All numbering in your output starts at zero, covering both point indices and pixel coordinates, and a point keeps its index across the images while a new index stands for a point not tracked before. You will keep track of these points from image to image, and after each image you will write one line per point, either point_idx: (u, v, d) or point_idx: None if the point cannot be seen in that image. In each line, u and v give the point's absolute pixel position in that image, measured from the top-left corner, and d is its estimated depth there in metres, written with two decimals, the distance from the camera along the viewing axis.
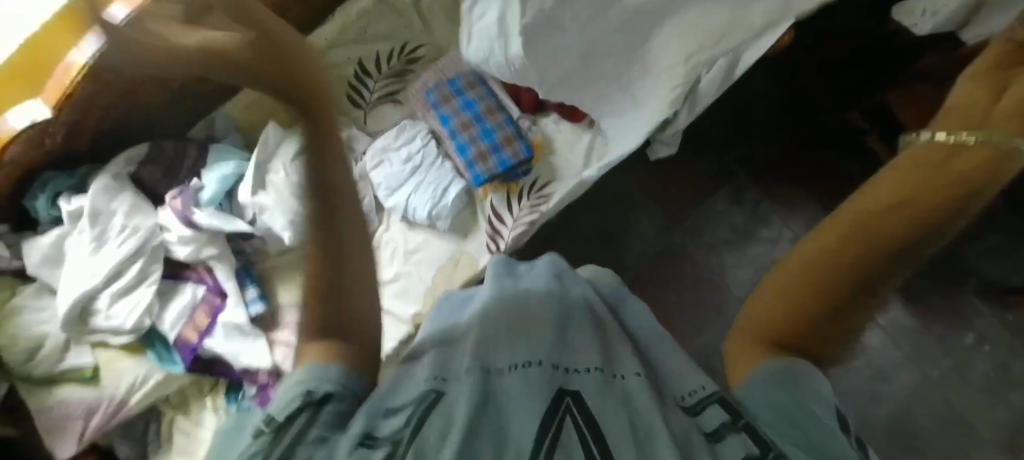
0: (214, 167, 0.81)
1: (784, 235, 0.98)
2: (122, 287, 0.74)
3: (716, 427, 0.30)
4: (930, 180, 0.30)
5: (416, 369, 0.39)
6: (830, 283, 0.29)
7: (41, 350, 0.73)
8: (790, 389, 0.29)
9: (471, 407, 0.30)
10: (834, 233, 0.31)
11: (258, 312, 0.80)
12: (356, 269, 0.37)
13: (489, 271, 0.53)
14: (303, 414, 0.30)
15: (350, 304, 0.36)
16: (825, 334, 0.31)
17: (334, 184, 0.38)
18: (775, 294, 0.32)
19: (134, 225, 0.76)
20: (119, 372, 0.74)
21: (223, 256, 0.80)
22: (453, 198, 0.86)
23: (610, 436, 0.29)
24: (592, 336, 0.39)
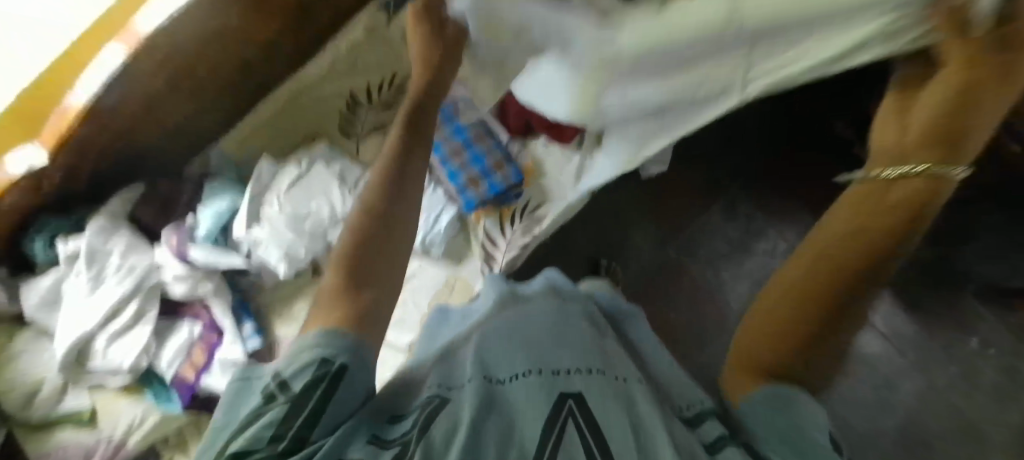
0: (209, 203, 0.80)
1: (778, 246, 1.15)
2: (119, 329, 0.74)
3: (713, 439, 0.40)
4: (873, 215, 0.42)
5: (432, 372, 0.49)
6: (818, 306, 0.41)
7: (36, 396, 0.73)
8: (785, 409, 0.38)
9: (474, 409, 0.39)
10: (806, 267, 0.43)
11: (255, 347, 0.82)
12: (382, 273, 0.47)
13: (492, 288, 0.65)
14: (321, 385, 0.38)
15: (375, 252, 0.47)
16: (810, 362, 0.41)
17: (393, 218, 0.49)
18: (772, 320, 0.43)
19: (130, 265, 0.76)
20: (116, 414, 0.75)
21: (219, 290, 0.81)
22: (445, 225, 0.88)
23: (605, 434, 0.37)
24: (584, 342, 0.50)
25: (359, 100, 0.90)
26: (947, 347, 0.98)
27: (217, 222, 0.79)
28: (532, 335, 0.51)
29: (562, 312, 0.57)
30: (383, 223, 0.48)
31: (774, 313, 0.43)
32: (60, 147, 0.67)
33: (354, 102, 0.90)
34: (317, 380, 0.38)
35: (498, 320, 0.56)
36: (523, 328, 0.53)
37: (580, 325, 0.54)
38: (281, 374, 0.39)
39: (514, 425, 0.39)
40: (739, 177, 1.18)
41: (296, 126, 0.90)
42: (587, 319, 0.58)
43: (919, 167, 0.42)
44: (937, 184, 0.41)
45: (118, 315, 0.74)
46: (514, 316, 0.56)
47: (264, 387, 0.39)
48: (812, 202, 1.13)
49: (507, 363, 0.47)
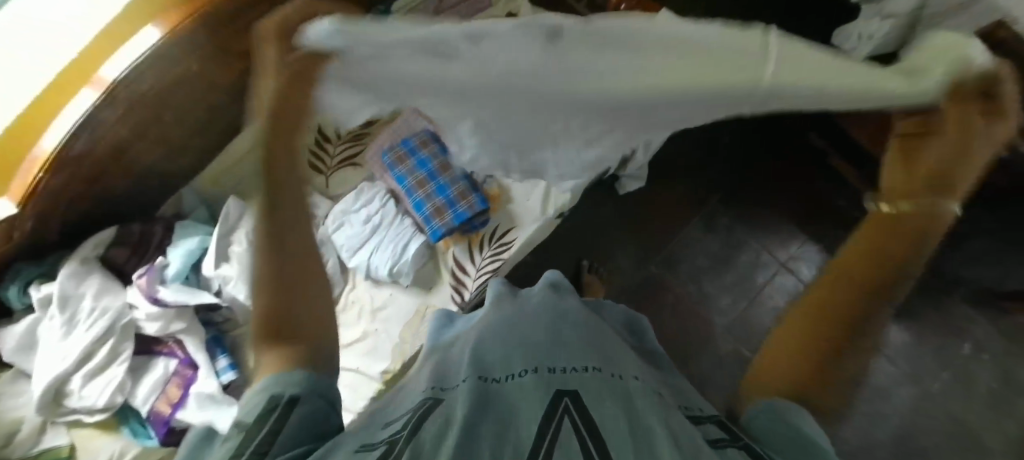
0: (180, 243, 0.83)
1: (761, 257, 1.16)
2: (94, 369, 0.77)
3: (717, 436, 0.32)
4: (882, 245, 0.33)
5: (416, 383, 0.46)
6: (823, 339, 0.33)
7: (16, 435, 0.75)
8: (779, 419, 0.32)
9: (469, 408, 0.34)
10: (830, 282, 0.35)
11: (230, 380, 0.83)
12: (311, 299, 0.43)
13: (495, 295, 0.64)
14: (274, 414, 0.35)
15: (297, 308, 0.41)
16: (828, 386, 0.34)
17: (293, 237, 0.43)
18: (785, 336, 0.35)
19: (103, 306, 0.78)
20: (95, 451, 0.77)
21: (191, 329, 0.83)
22: (413, 253, 0.88)
23: (607, 431, 0.32)
24: (587, 343, 0.46)
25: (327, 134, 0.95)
26: (939, 351, 1.05)
27: (185, 261, 0.81)
28: (526, 337, 0.47)
29: (558, 311, 0.53)
30: (291, 277, 0.42)
31: (788, 336, 0.35)
32: (30, 199, 0.69)
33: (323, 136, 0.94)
34: (269, 411, 0.35)
35: (493, 321, 0.52)
36: (521, 327, 0.49)
37: (581, 323, 0.51)
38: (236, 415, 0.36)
39: (510, 424, 0.34)
40: (717, 191, 1.18)
41: None
42: (588, 313, 0.55)
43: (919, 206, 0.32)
44: (933, 217, 0.32)
45: (92, 355, 0.77)
46: (502, 318, 0.53)
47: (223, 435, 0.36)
48: (792, 212, 1.15)
49: (503, 364, 0.43)
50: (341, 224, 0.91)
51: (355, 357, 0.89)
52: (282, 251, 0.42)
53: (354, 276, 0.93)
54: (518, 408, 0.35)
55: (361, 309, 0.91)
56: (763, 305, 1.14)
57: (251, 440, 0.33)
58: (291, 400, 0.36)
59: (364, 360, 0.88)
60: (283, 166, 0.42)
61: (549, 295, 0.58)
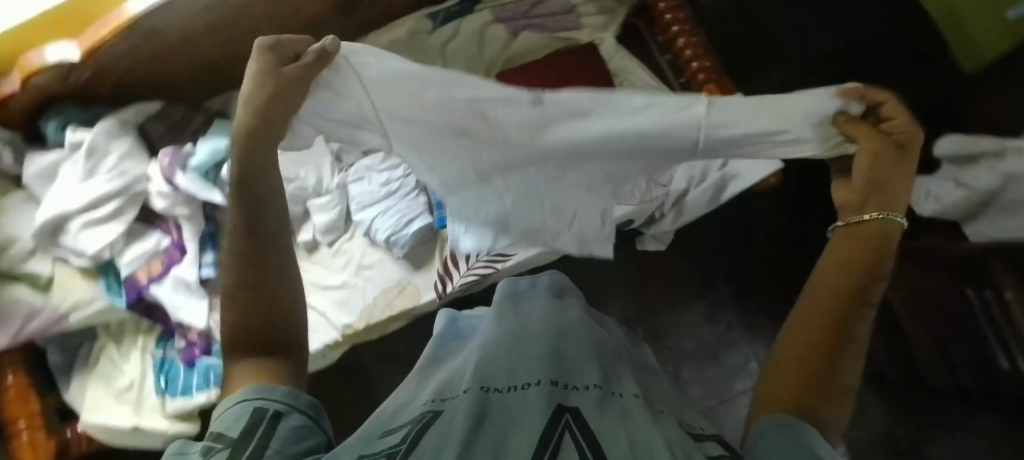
0: (212, 137, 0.86)
1: (746, 363, 1.12)
2: (95, 219, 0.81)
3: (718, 453, 0.34)
4: (861, 248, 0.43)
5: (422, 393, 0.47)
6: (824, 353, 0.39)
7: (8, 250, 0.81)
8: (790, 432, 0.34)
9: (469, 422, 0.36)
10: (820, 307, 0.41)
11: (209, 275, 0.88)
12: (282, 331, 0.46)
13: (497, 298, 0.64)
14: (261, 427, 0.37)
15: (271, 330, 0.45)
16: (821, 394, 0.38)
17: (273, 257, 0.47)
18: (788, 360, 0.40)
19: (123, 169, 0.83)
20: (70, 290, 0.82)
21: (194, 218, 0.87)
22: (414, 231, 0.89)
23: (607, 445, 0.33)
24: (592, 360, 0.47)
25: None
26: None
27: (207, 156, 0.84)
28: (531, 352, 0.48)
29: (560, 327, 0.54)
30: (270, 297, 0.46)
31: (788, 359, 0.40)
32: (94, 53, 0.77)
33: None
34: (255, 423, 0.37)
35: (501, 334, 0.53)
36: (523, 342, 0.50)
37: (586, 341, 0.52)
38: (215, 429, 0.37)
39: (507, 435, 0.36)
40: (731, 282, 1.15)
41: None
42: (588, 327, 0.56)
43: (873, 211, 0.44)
44: (886, 230, 0.44)
45: (97, 206, 0.82)
46: (510, 331, 0.53)
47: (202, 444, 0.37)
48: None
49: (506, 376, 0.44)
50: (361, 177, 0.93)
51: (326, 301, 0.92)
52: (258, 270, 0.46)
53: (355, 228, 0.96)
54: (519, 419, 0.36)
55: (349, 260, 0.94)
56: (731, 411, 1.10)
57: (241, 451, 0.35)
58: (276, 415, 0.38)
59: (334, 308, 0.92)
60: (270, 190, 0.49)
61: (550, 312, 0.57)
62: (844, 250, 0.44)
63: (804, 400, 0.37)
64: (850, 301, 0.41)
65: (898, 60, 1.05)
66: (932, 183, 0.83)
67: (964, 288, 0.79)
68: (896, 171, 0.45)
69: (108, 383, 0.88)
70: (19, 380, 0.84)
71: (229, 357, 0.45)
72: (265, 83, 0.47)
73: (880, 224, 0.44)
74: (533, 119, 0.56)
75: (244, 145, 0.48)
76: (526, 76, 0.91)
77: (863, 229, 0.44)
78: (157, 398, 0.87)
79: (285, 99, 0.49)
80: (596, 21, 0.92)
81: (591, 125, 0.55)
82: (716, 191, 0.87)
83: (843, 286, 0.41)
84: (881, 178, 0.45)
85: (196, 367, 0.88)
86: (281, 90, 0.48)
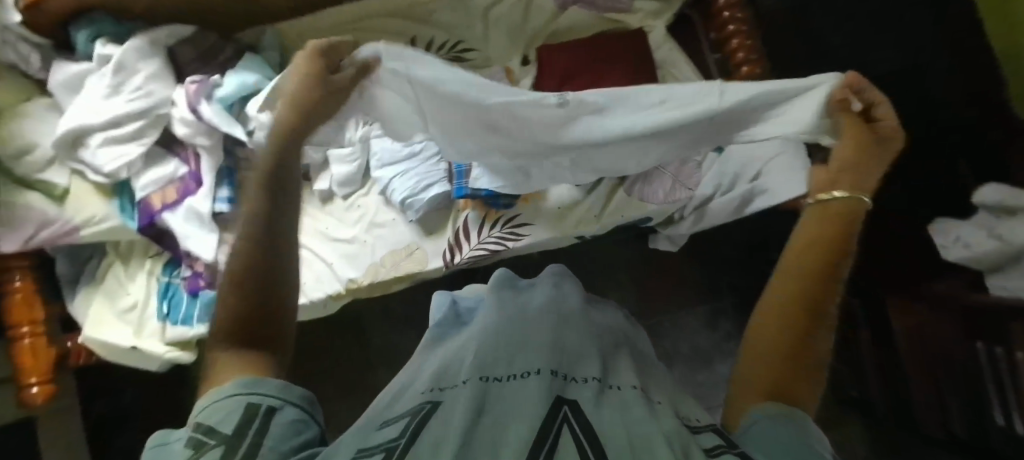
0: (240, 72, 0.85)
1: None
2: (118, 137, 0.81)
3: (714, 445, 0.34)
4: (830, 228, 0.44)
5: (419, 380, 0.46)
6: (789, 335, 0.40)
7: (28, 155, 0.81)
8: (786, 425, 0.34)
9: (466, 421, 0.35)
10: (784, 289, 0.42)
11: (221, 210, 0.89)
12: (274, 322, 0.46)
13: (491, 283, 0.58)
14: (255, 423, 0.37)
15: (266, 313, 0.45)
16: (793, 377, 0.38)
17: (279, 253, 0.47)
18: (762, 354, 0.40)
19: (149, 90, 0.82)
20: (83, 204, 0.82)
21: (213, 150, 0.87)
22: (431, 197, 0.88)
23: (608, 443, 0.33)
24: (592, 348, 0.45)
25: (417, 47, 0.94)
26: None
27: (235, 90, 0.83)
28: (529, 338, 0.45)
29: (559, 309, 0.50)
30: (266, 285, 0.46)
31: (756, 349, 0.40)
32: None
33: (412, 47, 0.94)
34: (248, 419, 0.37)
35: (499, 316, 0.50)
36: (521, 328, 0.47)
37: (585, 326, 0.48)
38: (205, 422, 0.37)
39: (505, 429, 0.35)
40: (736, 294, 1.14)
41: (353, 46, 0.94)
42: (590, 313, 0.52)
43: (842, 189, 0.46)
44: (857, 208, 0.45)
45: (120, 124, 0.81)
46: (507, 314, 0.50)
47: (189, 436, 0.37)
48: None
49: (506, 364, 0.42)
50: (385, 134, 0.92)
51: (333, 253, 0.92)
52: (264, 258, 0.46)
53: (372, 185, 0.95)
54: (517, 410, 0.36)
55: (363, 216, 0.93)
56: None
57: (235, 450, 0.35)
58: (270, 409, 0.38)
59: (340, 261, 0.92)
60: (282, 191, 0.51)
61: (550, 293, 0.54)
62: (810, 234, 0.43)
63: (776, 386, 0.38)
64: (815, 279, 0.41)
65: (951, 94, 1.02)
66: (968, 230, 0.82)
67: (975, 343, 0.75)
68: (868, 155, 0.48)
69: (111, 300, 0.89)
70: (26, 285, 0.85)
71: (216, 346, 0.44)
72: (308, 84, 0.57)
73: (850, 205, 0.45)
74: (560, 118, 0.64)
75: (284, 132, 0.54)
76: (568, 55, 0.88)
77: (833, 209, 0.45)
78: (158, 323, 0.89)
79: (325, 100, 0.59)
80: (651, 6, 0.88)
81: (607, 125, 0.63)
82: (741, 204, 0.84)
83: (807, 269, 0.41)
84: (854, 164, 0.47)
85: (199, 298, 0.89)
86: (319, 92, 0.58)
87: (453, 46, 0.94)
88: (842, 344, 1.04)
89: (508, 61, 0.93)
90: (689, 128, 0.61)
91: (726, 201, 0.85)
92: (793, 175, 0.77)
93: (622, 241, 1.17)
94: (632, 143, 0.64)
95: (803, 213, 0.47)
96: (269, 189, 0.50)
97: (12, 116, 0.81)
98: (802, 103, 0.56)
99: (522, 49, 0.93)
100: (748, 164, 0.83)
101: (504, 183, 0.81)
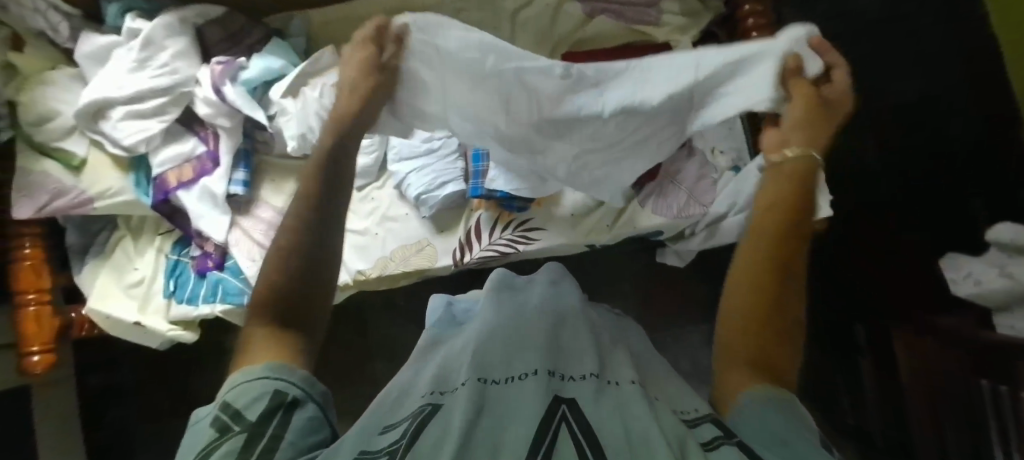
0: (266, 56, 0.85)
1: None
2: (141, 112, 0.81)
3: (711, 438, 0.36)
4: (789, 191, 0.50)
5: (421, 382, 0.48)
6: (771, 304, 0.44)
7: (48, 122, 0.81)
8: (778, 406, 0.37)
9: (465, 416, 0.37)
10: (754, 256, 0.47)
11: (235, 192, 0.89)
12: (313, 305, 0.49)
13: (490, 285, 0.62)
14: (278, 413, 0.40)
15: (302, 297, 0.48)
16: (776, 337, 0.43)
17: (323, 248, 0.51)
18: (741, 321, 0.44)
19: (174, 68, 0.82)
20: (98, 176, 0.83)
21: (232, 132, 0.87)
22: (446, 194, 0.88)
23: (604, 435, 0.35)
24: (587, 346, 0.47)
25: None
26: None
27: (259, 73, 0.84)
28: (526, 342, 0.48)
29: (556, 312, 0.54)
30: (306, 271, 0.49)
31: (736, 321, 0.45)
32: None
33: None
34: (274, 409, 0.40)
35: (498, 321, 0.53)
36: (518, 331, 0.50)
37: (586, 326, 0.51)
38: (234, 405, 0.40)
39: (503, 424, 0.37)
40: None
41: None
42: (587, 312, 0.56)
43: (800, 150, 0.53)
44: (807, 162, 0.52)
45: (143, 99, 0.81)
46: (504, 320, 0.53)
47: (216, 419, 0.40)
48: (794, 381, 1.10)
49: (504, 368, 0.44)
50: None
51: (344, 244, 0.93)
52: (307, 249, 0.50)
53: (388, 178, 0.96)
54: (517, 407, 0.38)
55: (376, 209, 0.94)
56: None
57: (256, 441, 0.38)
58: (294, 402, 0.41)
59: (351, 252, 0.92)
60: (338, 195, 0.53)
61: (549, 299, 0.57)
62: (775, 198, 0.50)
63: (765, 361, 0.42)
64: (787, 244, 0.47)
65: (967, 134, 1.04)
66: (979, 269, 0.83)
67: (978, 380, 0.73)
68: (823, 122, 0.54)
69: (118, 274, 0.89)
70: (37, 253, 0.85)
71: (255, 325, 0.47)
72: (363, 72, 0.58)
73: (804, 164, 0.52)
74: (560, 89, 0.64)
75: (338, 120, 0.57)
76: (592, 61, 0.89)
77: (790, 168, 0.52)
78: (164, 300, 0.89)
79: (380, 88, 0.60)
80: (679, 20, 0.87)
81: (607, 99, 0.62)
82: None
83: (771, 237, 0.47)
84: (802, 127, 0.54)
85: (207, 278, 0.89)
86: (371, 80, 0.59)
87: None
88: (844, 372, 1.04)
89: None
90: (674, 101, 0.60)
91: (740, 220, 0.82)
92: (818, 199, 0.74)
93: (631, 252, 1.17)
94: (632, 118, 0.63)
95: (767, 184, 0.53)
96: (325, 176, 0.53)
97: (36, 83, 0.81)
98: (757, 70, 0.56)
99: (548, 51, 0.94)
100: None
101: (520, 186, 0.81)
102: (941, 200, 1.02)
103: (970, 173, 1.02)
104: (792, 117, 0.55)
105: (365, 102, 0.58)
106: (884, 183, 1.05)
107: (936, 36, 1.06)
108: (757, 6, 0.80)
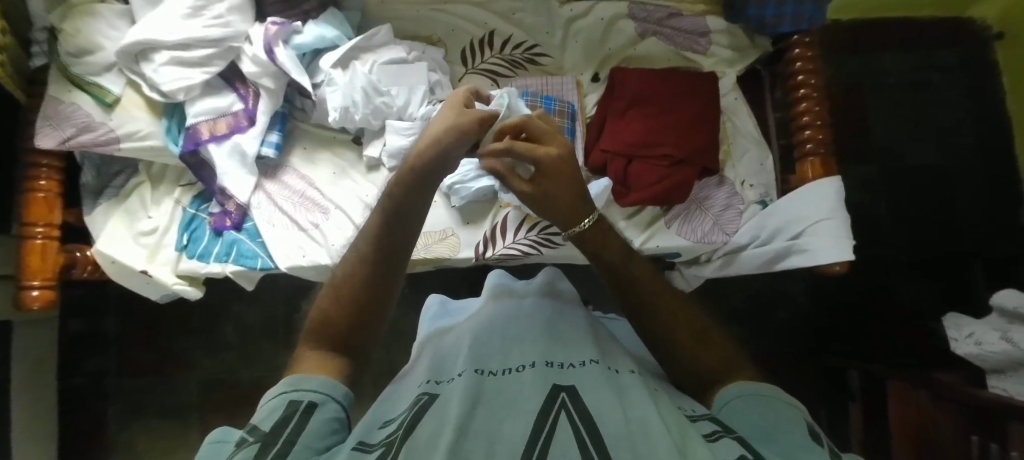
0: (321, 24, 0.86)
1: None
2: (185, 60, 0.80)
3: (711, 433, 0.39)
4: (610, 242, 0.58)
5: (422, 374, 0.51)
6: (672, 316, 0.53)
7: (88, 56, 0.79)
8: (762, 400, 0.43)
9: (466, 406, 0.40)
10: (622, 295, 0.55)
11: (265, 153, 0.88)
12: (361, 332, 0.50)
13: (490, 283, 0.67)
14: (292, 420, 0.40)
15: (367, 307, 0.51)
16: (711, 340, 0.51)
17: (387, 283, 0.52)
18: (672, 341, 0.51)
19: (228, 20, 0.82)
20: (129, 117, 0.81)
21: (273, 94, 0.86)
22: (478, 187, 0.90)
23: (601, 419, 0.38)
24: (585, 339, 0.51)
25: (493, 41, 0.97)
26: None
27: (315, 40, 0.85)
28: (525, 335, 0.52)
29: (556, 307, 0.58)
30: (359, 307, 0.50)
31: (665, 341, 0.52)
32: None
33: (488, 40, 0.97)
34: (288, 416, 0.40)
35: (488, 315, 0.58)
36: (517, 330, 0.53)
37: (586, 324, 0.55)
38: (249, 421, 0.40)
39: (505, 411, 0.40)
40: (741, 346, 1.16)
41: (429, 23, 0.96)
42: (587, 312, 0.59)
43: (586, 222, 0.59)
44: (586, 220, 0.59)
45: (189, 48, 0.80)
46: (497, 315, 0.57)
47: (235, 438, 0.40)
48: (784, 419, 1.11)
49: (501, 360, 0.48)
50: None
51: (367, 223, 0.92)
52: (369, 282, 0.51)
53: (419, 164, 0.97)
54: (519, 396, 0.42)
55: None
56: None
57: (270, 447, 0.38)
58: (311, 405, 0.42)
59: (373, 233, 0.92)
60: (410, 202, 0.56)
61: (546, 296, 0.61)
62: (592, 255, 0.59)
63: (720, 367, 0.49)
64: (631, 288, 0.55)
65: (974, 203, 1.08)
66: (982, 331, 0.86)
67: (969, 435, 0.75)
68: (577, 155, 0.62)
69: (130, 220, 0.86)
70: (51, 186, 0.82)
71: (302, 346, 0.49)
72: (447, 115, 0.64)
73: (597, 225, 0.58)
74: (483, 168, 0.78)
75: (410, 169, 0.58)
76: (641, 84, 0.90)
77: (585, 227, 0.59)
78: (175, 253, 0.86)
79: (456, 143, 0.61)
80: (726, 53, 0.92)
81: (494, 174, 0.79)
82: (770, 261, 0.83)
83: (603, 259, 0.57)
84: (562, 199, 0.60)
85: (223, 237, 0.87)
86: (457, 134, 0.61)
87: (527, 48, 0.97)
88: (838, 417, 1.05)
89: (579, 74, 0.97)
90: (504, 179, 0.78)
91: (758, 252, 0.83)
92: (838, 243, 0.77)
93: None
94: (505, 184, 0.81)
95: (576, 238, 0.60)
96: (399, 204, 0.55)
97: (82, 15, 0.80)
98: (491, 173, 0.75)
99: (595, 66, 0.97)
100: (792, 222, 0.82)
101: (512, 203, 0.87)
102: (942, 262, 1.07)
103: (972, 241, 1.07)
104: (544, 210, 0.62)
105: (447, 131, 0.61)
106: (892, 239, 1.08)
107: (953, 104, 1.12)
108: (807, 50, 0.82)
